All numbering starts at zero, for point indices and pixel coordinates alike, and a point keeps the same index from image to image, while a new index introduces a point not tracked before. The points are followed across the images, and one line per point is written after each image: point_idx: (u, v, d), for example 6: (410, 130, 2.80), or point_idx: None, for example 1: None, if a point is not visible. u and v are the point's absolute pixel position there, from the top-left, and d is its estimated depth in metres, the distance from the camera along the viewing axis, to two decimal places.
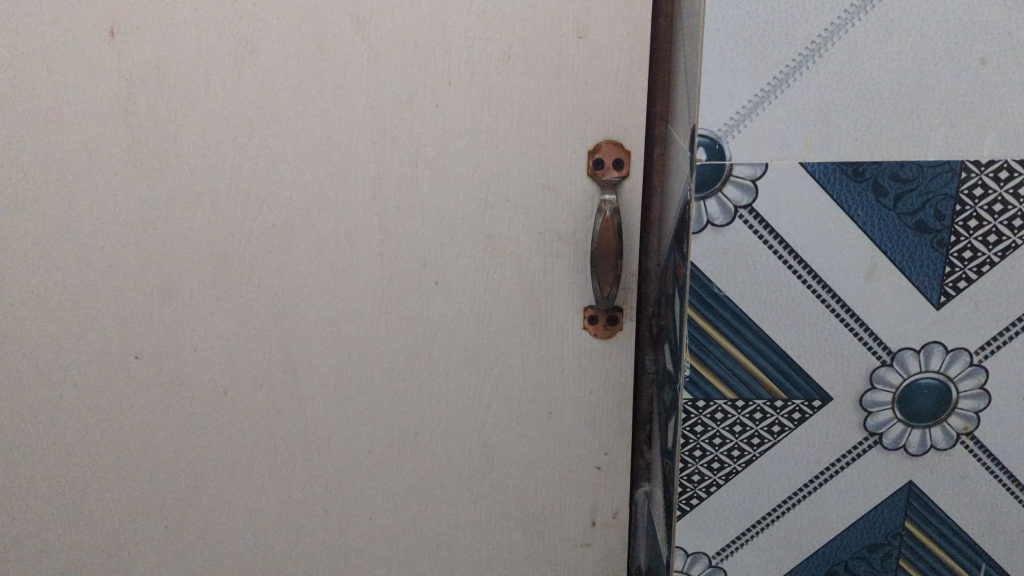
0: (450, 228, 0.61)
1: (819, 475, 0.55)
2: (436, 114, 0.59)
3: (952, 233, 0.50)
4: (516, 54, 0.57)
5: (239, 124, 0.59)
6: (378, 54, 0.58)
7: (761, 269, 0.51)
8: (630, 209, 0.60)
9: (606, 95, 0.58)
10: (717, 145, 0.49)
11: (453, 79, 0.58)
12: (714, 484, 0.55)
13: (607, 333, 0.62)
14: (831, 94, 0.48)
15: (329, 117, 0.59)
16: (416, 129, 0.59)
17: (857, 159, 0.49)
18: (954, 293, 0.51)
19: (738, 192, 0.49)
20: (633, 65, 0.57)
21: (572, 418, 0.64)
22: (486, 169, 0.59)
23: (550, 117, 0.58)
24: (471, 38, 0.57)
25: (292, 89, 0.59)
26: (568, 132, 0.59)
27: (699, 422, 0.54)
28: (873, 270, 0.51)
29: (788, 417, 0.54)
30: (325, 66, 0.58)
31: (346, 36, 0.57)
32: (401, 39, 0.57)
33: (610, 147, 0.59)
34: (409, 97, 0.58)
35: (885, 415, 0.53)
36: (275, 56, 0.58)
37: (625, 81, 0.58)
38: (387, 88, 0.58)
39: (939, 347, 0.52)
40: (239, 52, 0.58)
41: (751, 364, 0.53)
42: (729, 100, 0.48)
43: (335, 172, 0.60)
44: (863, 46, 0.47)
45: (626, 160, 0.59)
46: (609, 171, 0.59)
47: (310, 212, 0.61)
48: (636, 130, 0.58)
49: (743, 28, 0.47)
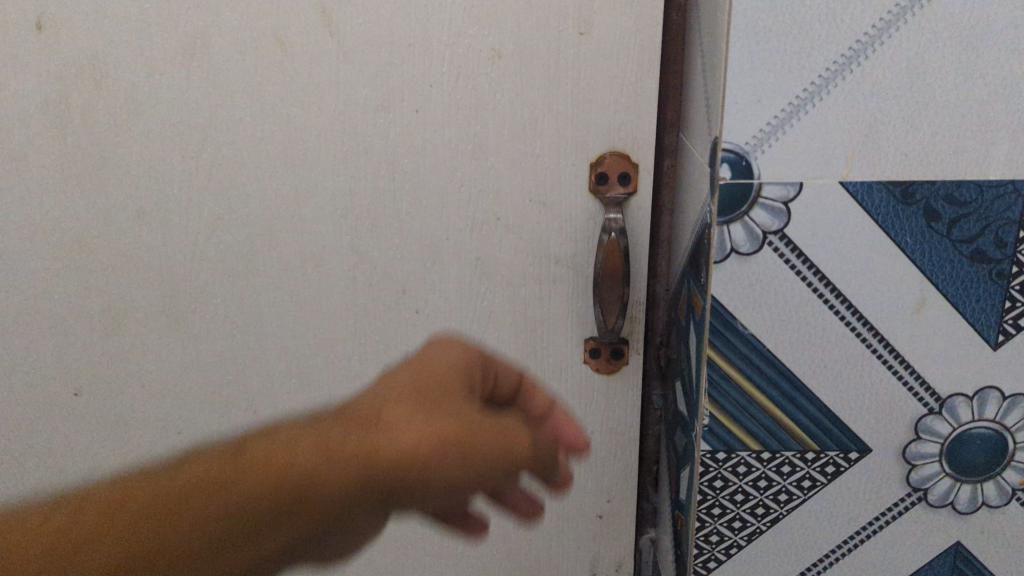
0: (430, 252, 0.54)
1: (855, 535, 0.48)
2: (417, 120, 0.52)
3: (1014, 263, 0.43)
4: (507, 53, 0.51)
5: (189, 132, 0.52)
6: (349, 51, 0.50)
7: (793, 304, 0.44)
8: (637, 230, 0.54)
9: (611, 99, 0.51)
10: (744, 161, 0.41)
11: (436, 80, 0.51)
12: (735, 545, 0.49)
13: (610, 368, 0.56)
14: (879, 103, 0.40)
15: (294, 123, 0.52)
16: (393, 138, 0.52)
17: (906, 177, 0.41)
18: (1015, 332, 0.44)
19: (767, 216, 0.42)
20: (643, 66, 0.50)
21: (571, 461, 0.58)
22: (473, 185, 0.53)
23: (546, 125, 0.52)
24: (456, 33, 0.50)
25: (249, 91, 0.51)
26: (569, 141, 0.52)
27: (719, 477, 0.47)
28: (922, 306, 0.44)
29: (820, 471, 0.47)
30: (287, 66, 0.51)
31: (310, 32, 0.50)
32: (374, 34, 0.50)
33: (614, 159, 0.52)
34: (385, 100, 0.51)
35: (931, 468, 0.46)
36: (229, 53, 0.51)
37: (634, 84, 0.51)
38: (360, 90, 0.51)
39: (994, 393, 0.45)
40: (188, 49, 0.51)
41: (779, 411, 0.46)
42: (759, 109, 0.41)
43: (301, 188, 0.53)
44: (918, 46, 0.40)
45: (633, 174, 0.52)
46: (613, 186, 0.52)
47: (273, 233, 0.54)
48: (644, 140, 0.52)
49: (776, 25, 0.40)
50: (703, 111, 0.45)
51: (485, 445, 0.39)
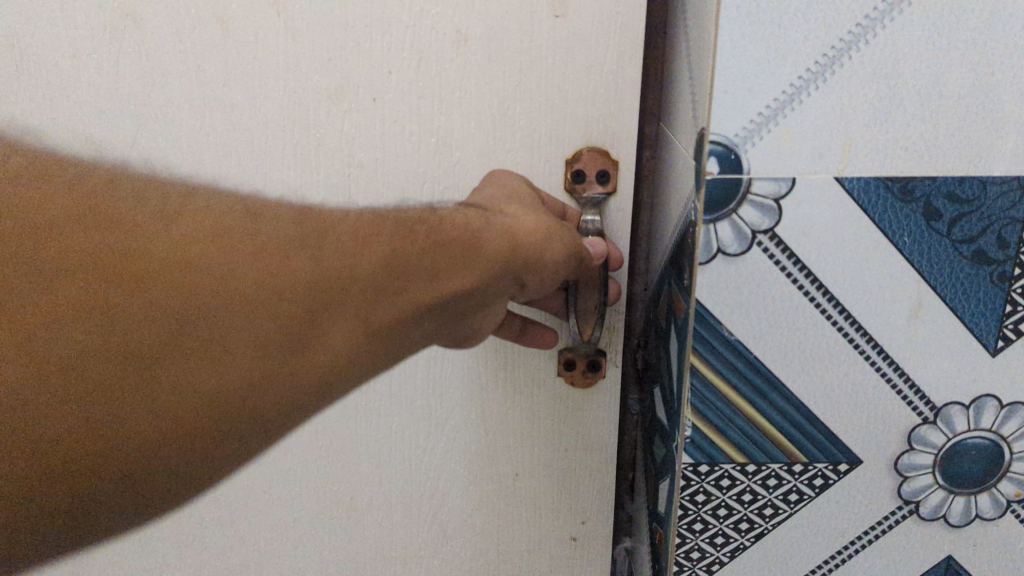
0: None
1: (843, 549, 0.45)
2: (375, 109, 0.50)
3: (1017, 265, 0.40)
4: (473, 36, 0.48)
5: (121, 119, 0.51)
6: (298, 32, 0.48)
7: (782, 308, 0.41)
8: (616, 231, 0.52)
9: (588, 90, 0.49)
10: (733, 155, 0.38)
11: (394, 66, 0.49)
12: (717, 562, 0.46)
13: (585, 381, 0.54)
14: (878, 92, 0.37)
15: (241, 112, 0.50)
16: (348, 130, 0.50)
17: (906, 173, 0.39)
18: (1014, 337, 0.41)
19: (757, 214, 0.39)
20: (623, 54, 0.48)
21: (541, 471, 0.57)
22: (436, 182, 0.51)
23: (517, 115, 0.50)
24: (415, 14, 0.48)
25: (189, 75, 0.49)
26: (538, 136, 0.50)
27: (701, 492, 0.44)
28: (919, 311, 0.41)
29: (808, 484, 0.44)
30: (231, 49, 0.49)
31: (258, 12, 0.48)
32: (327, 14, 0.48)
33: (592, 155, 0.50)
34: (339, 86, 0.49)
35: (924, 480, 0.44)
36: (166, 33, 0.48)
37: (614, 73, 0.49)
38: (311, 76, 0.49)
39: (992, 402, 0.43)
40: (119, 27, 0.48)
41: (765, 420, 0.43)
42: (749, 99, 0.37)
43: (249, 182, 0.51)
44: (922, 30, 0.36)
45: (612, 172, 0.50)
46: (591, 185, 0.51)
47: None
48: (624, 134, 0.50)
49: (769, 7, 0.36)
50: (689, 101, 0.41)
51: (535, 255, 0.46)
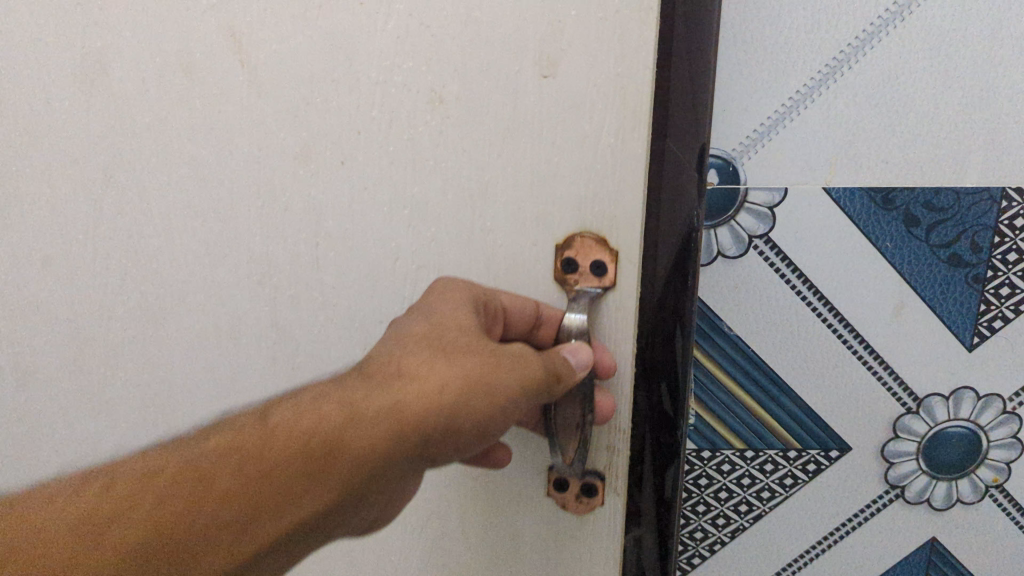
0: (360, 336, 0.44)
1: (835, 531, 0.49)
2: (343, 174, 0.42)
3: (989, 267, 0.44)
4: (449, 95, 0.39)
5: (92, 175, 0.45)
6: (261, 84, 0.41)
7: (777, 307, 0.45)
8: (612, 331, 0.43)
9: (580, 163, 0.39)
10: (731, 167, 0.43)
11: (366, 127, 0.41)
12: (719, 541, 0.50)
13: (580, 507, 0.45)
14: (860, 112, 0.42)
15: (206, 174, 0.43)
16: (319, 194, 0.42)
17: (888, 185, 0.43)
18: (989, 334, 0.45)
19: (753, 221, 0.44)
20: (622, 128, 0.38)
21: None
22: (410, 260, 0.43)
23: (497, 191, 0.41)
24: (387, 67, 0.39)
25: (152, 127, 0.43)
26: (527, 210, 0.41)
27: (703, 475, 0.49)
28: (901, 309, 0.45)
29: (802, 469, 0.48)
30: (196, 96, 0.42)
31: (218, 63, 0.41)
32: (296, 66, 0.40)
33: (586, 243, 0.41)
34: (304, 148, 0.41)
35: (908, 466, 0.48)
36: (130, 81, 0.42)
37: (611, 148, 0.39)
38: (275, 135, 0.42)
39: (969, 393, 0.47)
40: (85, 74, 0.43)
41: (761, 410, 0.47)
42: (745, 116, 0.42)
43: (214, 244, 0.44)
44: (897, 58, 0.41)
45: (608, 266, 0.41)
46: (585, 276, 0.41)
47: (182, 296, 0.46)
48: (624, 224, 0.40)
49: (760, 38, 0.41)
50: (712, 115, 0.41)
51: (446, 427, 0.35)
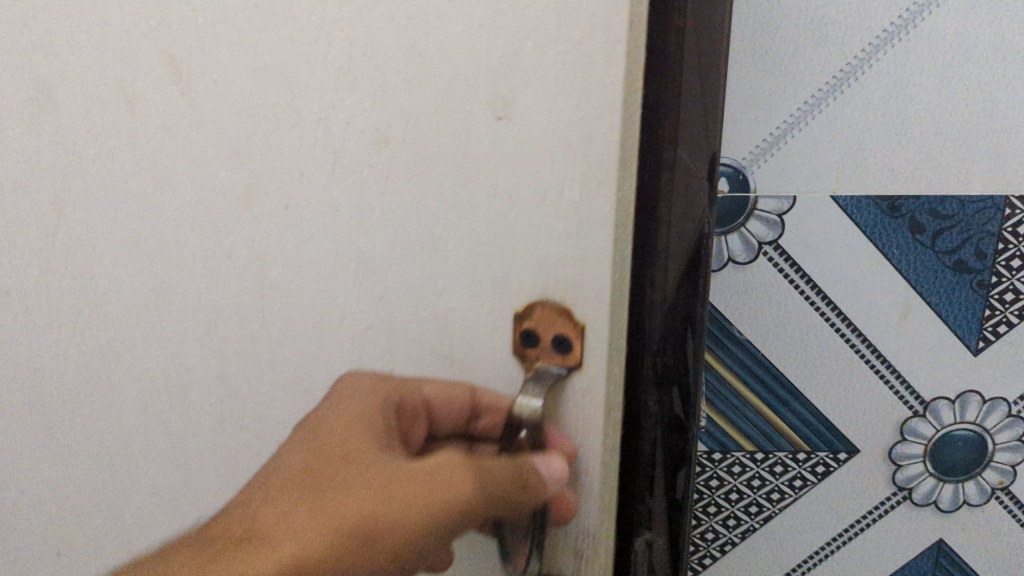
0: (308, 402, 0.37)
1: (844, 532, 0.50)
2: (285, 221, 0.35)
3: (993, 273, 0.46)
4: (392, 139, 0.32)
5: (42, 205, 0.40)
6: (202, 115, 0.35)
7: (787, 311, 0.46)
8: (579, 425, 0.33)
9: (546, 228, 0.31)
10: (741, 175, 0.44)
11: (307, 168, 0.34)
12: (729, 542, 0.51)
13: None
14: (867, 122, 0.43)
15: (150, 211, 0.38)
16: (271, 243, 0.35)
17: (894, 193, 0.44)
18: (993, 339, 0.46)
19: (762, 228, 0.45)
20: (588, 188, 0.30)
21: None
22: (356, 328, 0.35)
23: (452, 254, 0.33)
24: (328, 103, 0.33)
25: (100, 154, 0.38)
26: (483, 275, 0.33)
27: (714, 477, 0.50)
28: (907, 314, 0.46)
29: (811, 471, 0.49)
30: (139, 130, 0.37)
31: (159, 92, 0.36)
32: (228, 97, 0.34)
33: (546, 312, 0.32)
34: (247, 187, 0.35)
35: (916, 468, 0.49)
36: (76, 108, 0.37)
37: (577, 206, 0.30)
38: (215, 174, 0.36)
39: (975, 397, 0.48)
40: (31, 101, 0.38)
41: (771, 412, 0.48)
42: (754, 126, 0.44)
43: (162, 281, 0.39)
44: (902, 70, 0.42)
45: (573, 339, 0.32)
46: (545, 350, 0.33)
47: (133, 338, 0.40)
48: (588, 295, 0.31)
49: (769, 52, 0.43)
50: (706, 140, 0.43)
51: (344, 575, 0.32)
